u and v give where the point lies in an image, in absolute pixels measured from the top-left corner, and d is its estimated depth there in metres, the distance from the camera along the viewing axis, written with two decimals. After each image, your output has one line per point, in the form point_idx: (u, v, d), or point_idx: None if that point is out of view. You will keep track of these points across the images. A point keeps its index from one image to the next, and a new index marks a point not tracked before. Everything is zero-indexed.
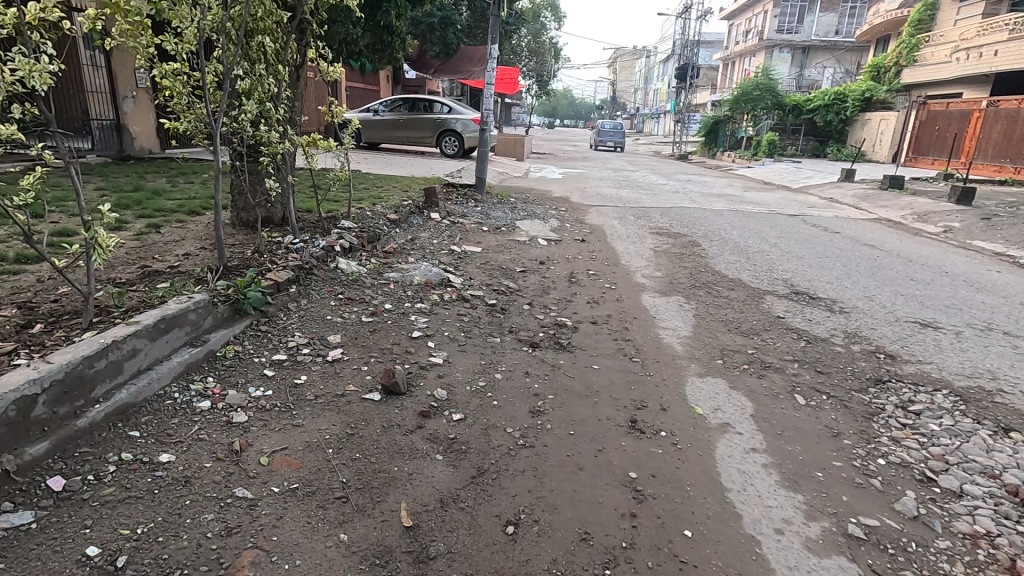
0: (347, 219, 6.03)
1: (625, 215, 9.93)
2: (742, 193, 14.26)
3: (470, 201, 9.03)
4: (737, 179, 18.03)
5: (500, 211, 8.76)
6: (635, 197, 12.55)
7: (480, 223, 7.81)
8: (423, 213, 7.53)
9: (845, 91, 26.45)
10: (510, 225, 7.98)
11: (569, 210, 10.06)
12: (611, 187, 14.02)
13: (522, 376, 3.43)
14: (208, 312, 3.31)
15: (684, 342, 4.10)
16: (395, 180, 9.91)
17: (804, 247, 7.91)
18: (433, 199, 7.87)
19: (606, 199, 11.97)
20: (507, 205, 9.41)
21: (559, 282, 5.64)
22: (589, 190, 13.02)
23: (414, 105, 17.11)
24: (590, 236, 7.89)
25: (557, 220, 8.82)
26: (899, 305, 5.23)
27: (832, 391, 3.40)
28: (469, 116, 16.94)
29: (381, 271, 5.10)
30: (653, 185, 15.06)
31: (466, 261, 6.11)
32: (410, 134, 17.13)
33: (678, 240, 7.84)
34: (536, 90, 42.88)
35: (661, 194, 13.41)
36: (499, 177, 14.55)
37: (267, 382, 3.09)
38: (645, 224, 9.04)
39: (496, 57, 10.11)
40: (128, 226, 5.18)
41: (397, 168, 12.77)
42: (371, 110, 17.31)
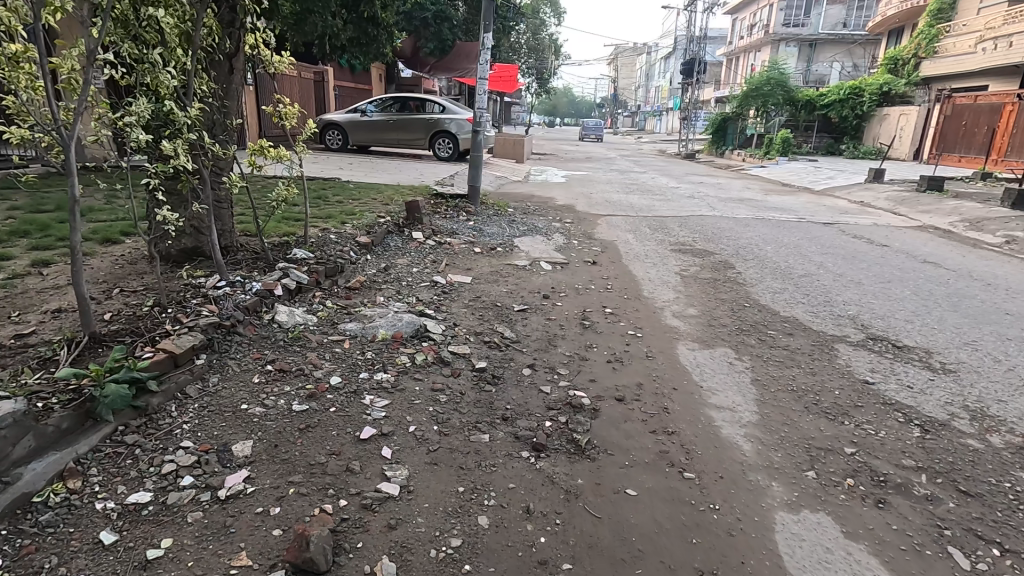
0: (300, 248, 4.84)
1: (639, 226, 8.74)
2: (763, 197, 13.03)
3: (461, 215, 7.84)
4: (753, 181, 16.81)
5: (497, 226, 7.57)
6: (647, 203, 11.35)
7: (472, 243, 6.62)
8: (404, 232, 6.34)
9: (861, 85, 25.14)
10: (507, 244, 6.79)
11: (576, 222, 8.85)
12: (621, 192, 12.82)
13: (521, 521, 2.22)
14: (22, 432, 2.11)
15: (750, 436, 2.88)
16: (377, 189, 8.73)
17: (855, 265, 6.71)
18: (416, 214, 6.69)
19: (615, 206, 10.78)
20: (505, 218, 8.22)
21: (568, 325, 4.43)
22: (596, 196, 11.83)
23: (405, 105, 15.91)
24: (602, 255, 6.70)
25: (563, 235, 7.63)
26: (1011, 356, 4.01)
27: (1002, 540, 2.19)
28: (464, 116, 15.75)
29: (336, 322, 3.91)
30: (665, 189, 13.85)
31: (451, 297, 4.92)
32: (401, 136, 15.93)
33: (706, 259, 6.64)
34: (536, 89, 41.75)
35: (675, 199, 12.21)
36: (497, 183, 13.36)
37: (97, 566, 1.86)
38: (664, 239, 7.84)
39: (490, 49, 8.89)
40: (8, 264, 4.00)
41: (384, 174, 11.60)
42: (359, 111, 16.08)
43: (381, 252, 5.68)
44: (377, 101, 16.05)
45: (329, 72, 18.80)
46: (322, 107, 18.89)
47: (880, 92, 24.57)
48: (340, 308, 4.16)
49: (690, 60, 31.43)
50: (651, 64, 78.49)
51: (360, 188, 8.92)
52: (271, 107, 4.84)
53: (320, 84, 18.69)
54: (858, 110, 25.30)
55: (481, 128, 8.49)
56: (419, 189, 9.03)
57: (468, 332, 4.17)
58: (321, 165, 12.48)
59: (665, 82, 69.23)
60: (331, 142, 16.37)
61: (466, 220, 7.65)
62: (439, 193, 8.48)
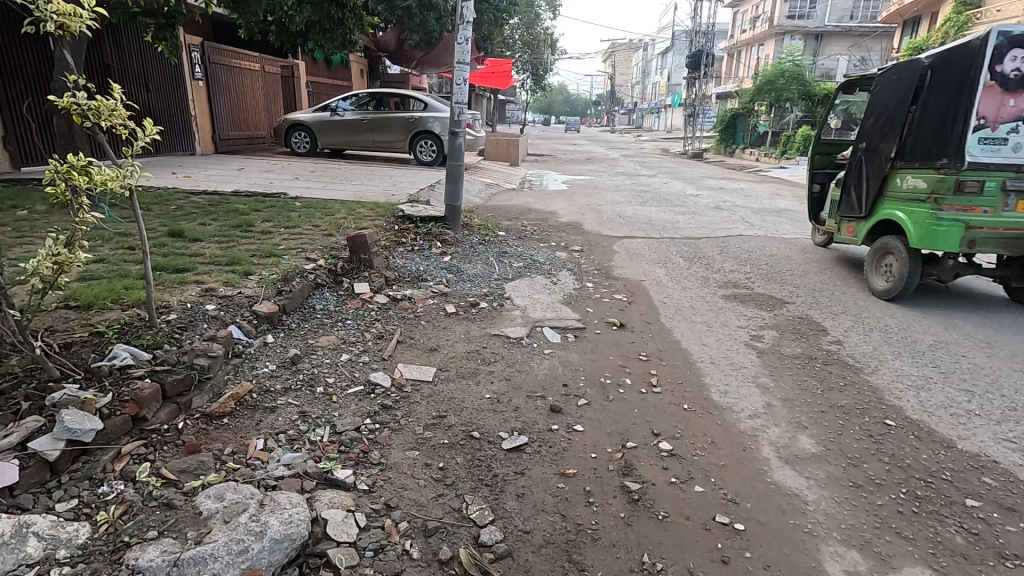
0: (132, 342, 2.80)
1: (668, 254, 6.76)
2: (801, 207, 11.05)
3: (433, 249, 5.81)
4: (778, 185, 14.83)
5: (481, 264, 5.57)
6: (670, 218, 9.36)
7: (443, 299, 4.59)
8: (341, 285, 4.33)
9: None
10: (496, 296, 4.78)
11: (588, 250, 6.86)
12: (635, 203, 10.79)
13: None
14: None
15: None
16: (327, 211, 6.70)
17: (989, 317, 4.73)
18: (363, 254, 4.65)
19: (632, 222, 8.78)
20: (495, 249, 6.19)
21: (601, 495, 2.42)
22: (607, 210, 9.82)
23: (382, 101, 13.85)
24: (630, 311, 4.71)
25: (573, 276, 5.62)
26: None
27: None
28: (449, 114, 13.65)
29: (124, 544, 1.88)
30: (684, 199, 11.84)
31: (397, 421, 2.91)
32: (378, 138, 13.89)
33: (778, 317, 4.67)
34: (531, 85, 39.79)
35: (700, 212, 10.22)
36: (487, 193, 11.37)
37: None
38: (706, 276, 5.85)
39: (472, 23, 6.78)
40: None
41: (352, 183, 9.60)
42: (329, 108, 13.98)
43: (293, 328, 3.63)
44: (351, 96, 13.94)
45: (298, 65, 16.66)
46: (292, 105, 16.79)
47: None
48: (155, 492, 2.12)
49: (696, 52, 29.35)
50: (648, 60, 76.38)
51: (307, 209, 6.86)
52: (66, 96, 2.62)
53: (289, 79, 16.58)
54: None
55: (461, 127, 6.41)
56: (384, 208, 7.00)
57: (408, 536, 2.14)
58: (278, 174, 10.44)
59: (663, 78, 67.22)
60: (297, 145, 14.26)
61: (440, 257, 5.63)
62: (407, 214, 6.44)
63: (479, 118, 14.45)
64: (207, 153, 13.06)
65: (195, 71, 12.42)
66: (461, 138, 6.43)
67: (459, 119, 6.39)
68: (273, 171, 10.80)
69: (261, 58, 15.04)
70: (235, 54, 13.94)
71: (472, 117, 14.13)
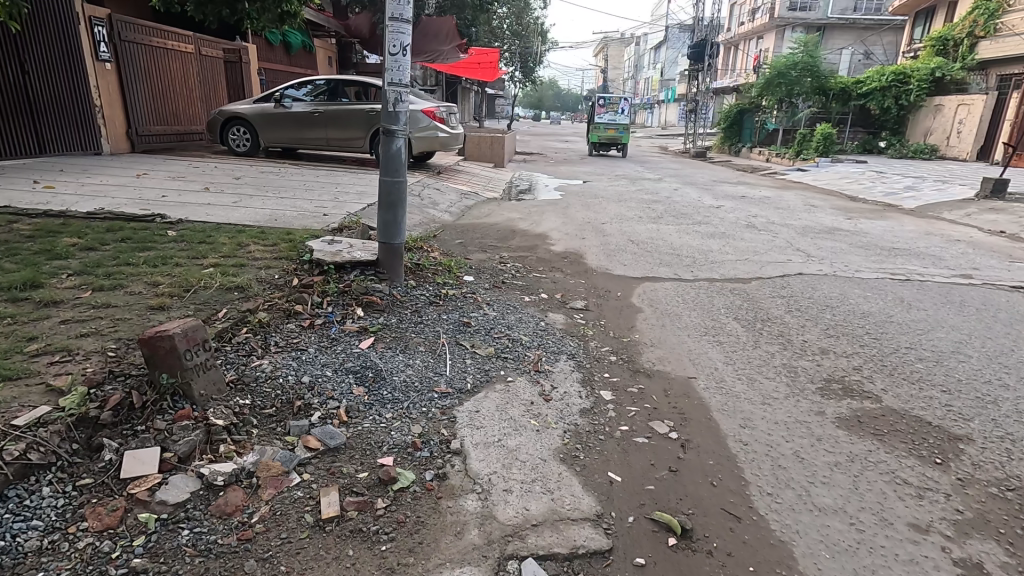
0: None
1: (714, 314, 4.55)
2: (854, 225, 8.84)
3: (345, 328, 3.53)
4: (807, 193, 12.64)
5: (423, 356, 3.30)
6: (697, 242, 7.14)
7: (328, 468, 2.30)
8: (99, 461, 2.06)
9: (906, 70, 21.05)
10: (435, 447, 2.51)
11: (595, 307, 4.61)
12: (647, 219, 8.56)
13: None
14: None
15: None
16: (199, 251, 4.39)
17: None
18: (171, 375, 2.36)
19: (649, 250, 6.57)
20: (453, 318, 3.92)
21: None
22: (612, 231, 7.60)
23: (338, 90, 11.45)
24: (693, 482, 2.46)
25: (579, 374, 3.36)
26: None
27: None
28: (419, 107, 11.26)
29: None
30: (704, 212, 9.62)
31: None
32: (334, 136, 11.53)
33: (972, 489, 2.47)
34: (521, 77, 37.33)
35: (732, 232, 7.99)
36: (461, 206, 9.07)
37: None
38: (789, 368, 3.64)
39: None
40: None
41: (281, 197, 7.30)
42: (273, 98, 11.50)
43: None
44: (301, 83, 11.49)
45: (247, 48, 14.23)
46: (238, 94, 14.34)
47: (931, 78, 20.48)
48: None
49: (700, 42, 27.01)
50: (641, 55, 74.12)
51: (174, 246, 4.58)
52: None
53: (235, 65, 14.15)
54: (903, 100, 21.13)
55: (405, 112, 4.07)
56: (293, 244, 4.72)
57: None
58: (190, 180, 8.11)
59: (657, 73, 65.07)
60: (236, 143, 11.85)
61: (354, 343, 3.37)
62: (317, 257, 4.15)
63: (456, 112, 12.11)
64: (119, 153, 10.70)
65: (100, 52, 10.07)
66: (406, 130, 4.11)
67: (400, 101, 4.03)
68: (189, 175, 8.50)
69: (195, 39, 12.60)
70: (159, 32, 11.53)
71: (446, 111, 11.78)
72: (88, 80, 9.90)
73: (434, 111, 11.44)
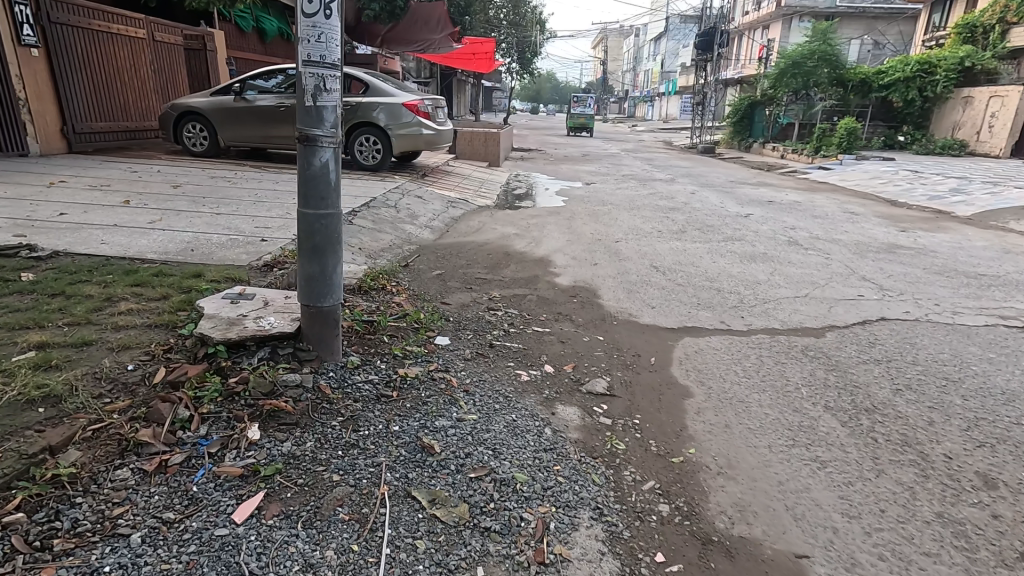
0: None
1: (795, 402, 3.14)
2: (913, 240, 7.43)
3: (219, 473, 2.10)
4: (841, 197, 11.22)
5: (340, 542, 1.88)
6: (736, 268, 5.72)
7: None
8: None
9: (932, 59, 19.63)
10: None
11: (622, 389, 3.20)
12: (668, 234, 7.16)
13: None
14: None
15: None
16: (34, 316, 2.95)
17: None
18: None
19: (679, 282, 5.16)
20: (408, 434, 2.50)
21: None
22: (628, 253, 6.18)
23: None
24: None
25: (613, 564, 1.95)
26: None
27: None
28: (400, 100, 9.76)
29: None
30: (732, 223, 8.20)
31: None
32: None
33: None
34: (517, 70, 35.74)
35: (774, 250, 6.58)
36: (446, 218, 7.63)
37: None
38: (952, 527, 2.23)
39: None
40: None
41: (218, 212, 5.86)
42: (233, 90, 10.03)
43: None
44: (267, 73, 9.94)
45: (213, 34, 12.74)
46: (202, 86, 12.86)
47: (959, 67, 19.10)
48: None
49: (709, 29, 25.33)
50: (641, 47, 72.39)
51: (9, 303, 3.15)
52: None
53: (199, 53, 12.67)
54: (929, 92, 19.63)
55: (338, 101, 2.61)
56: (187, 297, 3.28)
57: None
58: (116, 189, 6.67)
59: (657, 65, 63.29)
60: (191, 141, 10.33)
61: (222, 512, 1.94)
62: (201, 331, 2.70)
63: (442, 105, 10.64)
64: (51, 154, 9.24)
65: (23, 35, 8.60)
66: (339, 130, 2.64)
67: (331, 83, 2.54)
68: (120, 183, 7.07)
69: (147, 22, 11.08)
70: (102, 14, 10.03)
71: (431, 104, 10.29)
72: (8, 68, 8.45)
73: (417, 104, 9.86)
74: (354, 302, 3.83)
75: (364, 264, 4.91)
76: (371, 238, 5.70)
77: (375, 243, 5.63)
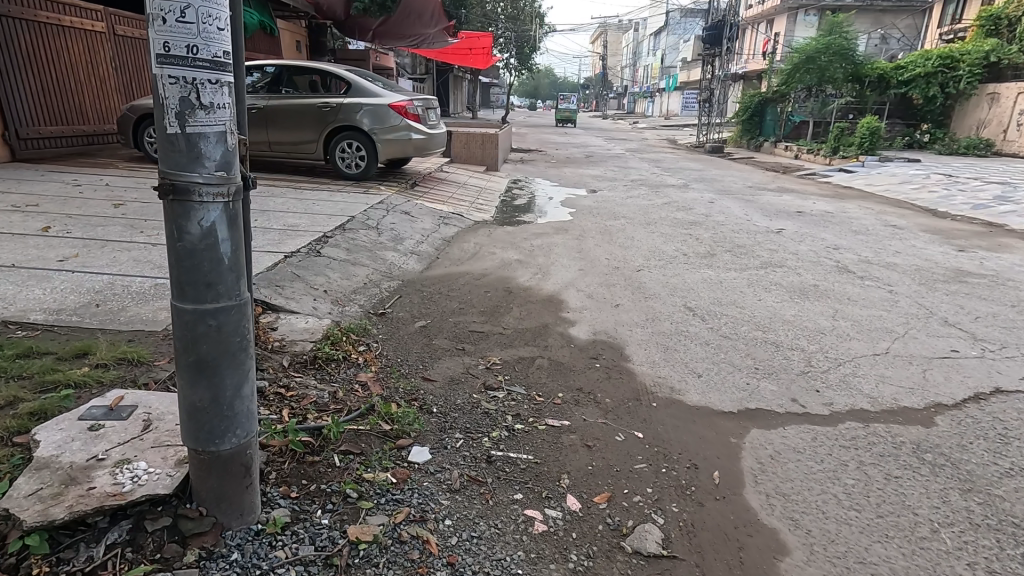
0: None
1: (946, 569, 2.10)
2: (980, 263, 6.41)
3: None
4: (875, 206, 10.21)
5: None
6: (787, 309, 4.69)
7: None
8: None
9: (954, 53, 18.66)
10: None
11: (683, 546, 2.15)
12: (696, 259, 6.14)
13: None
14: None
15: None
16: None
17: None
18: None
19: (725, 334, 4.12)
20: None
21: None
22: (654, 287, 5.14)
23: (281, 80, 9.01)
24: None
25: None
26: None
27: None
28: (386, 101, 8.70)
29: None
30: (764, 242, 7.15)
31: None
32: (275, 137, 8.95)
33: None
34: (516, 66, 34.68)
35: (825, 281, 5.54)
36: (437, 238, 6.60)
37: None
38: None
39: None
40: None
41: (155, 242, 4.80)
42: None
43: None
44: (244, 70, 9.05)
45: None
46: None
47: (984, 62, 18.16)
48: None
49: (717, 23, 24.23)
50: (640, 42, 71.32)
51: None
52: None
53: None
54: (950, 88, 18.72)
55: (229, 118, 1.56)
56: (38, 404, 2.22)
57: None
58: (42, 210, 5.62)
59: (657, 60, 61.98)
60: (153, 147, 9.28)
61: None
62: (10, 501, 1.64)
63: (434, 106, 9.57)
64: None
65: None
66: (233, 169, 1.60)
67: (212, 91, 1.50)
68: (51, 201, 6.01)
69: (107, 14, 9.96)
70: (54, 5, 8.93)
71: (422, 104, 9.22)
72: None
73: (404, 105, 8.80)
74: (300, 393, 2.77)
75: (328, 317, 3.86)
76: (342, 274, 4.67)
77: (346, 281, 4.58)
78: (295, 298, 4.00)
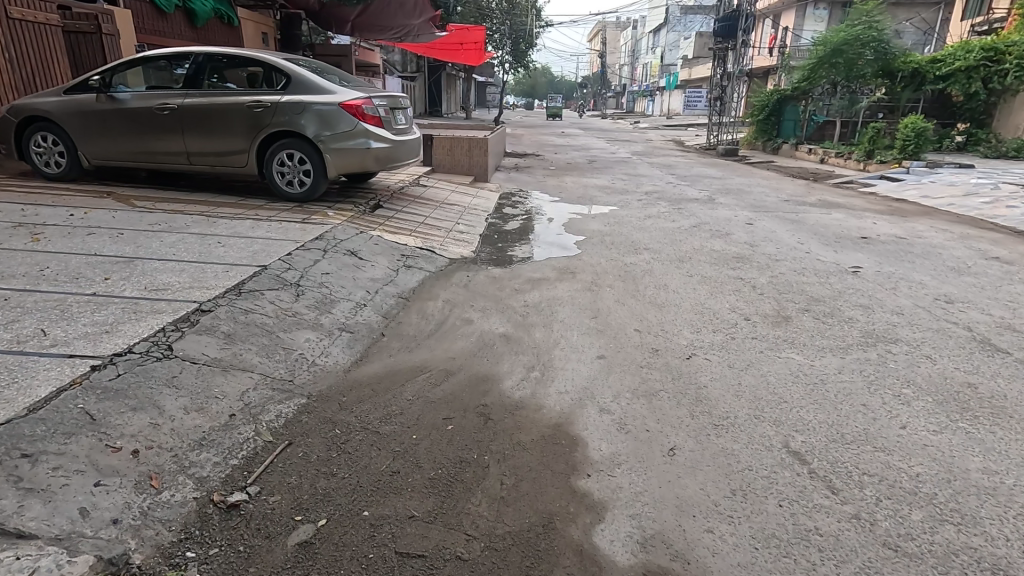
0: None
1: None
2: None
3: None
4: (953, 228, 8.21)
5: None
6: (965, 456, 2.70)
7: None
8: None
9: (999, 44, 16.71)
10: None
11: None
12: (767, 332, 4.15)
13: None
14: None
15: None
16: None
17: None
18: None
19: (893, 548, 2.14)
20: None
21: None
22: (724, 401, 3.14)
23: (201, 73, 6.95)
24: None
25: None
26: None
27: None
28: (335, 100, 6.72)
29: None
30: (847, 292, 5.17)
31: None
32: (194, 146, 6.93)
33: None
34: (510, 63, 32.70)
35: (983, 377, 3.54)
36: (390, 293, 4.62)
37: None
38: None
39: None
40: None
41: None
42: (91, 85, 6.97)
43: None
44: (162, 59, 6.98)
45: (111, 13, 9.60)
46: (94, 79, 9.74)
47: None
48: None
49: (730, 13, 22.17)
50: (639, 39, 69.25)
51: None
52: None
53: (91, 36, 9.52)
54: (994, 83, 16.72)
55: None
56: None
57: None
58: None
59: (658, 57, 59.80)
60: (43, 159, 7.29)
61: None
62: None
63: (402, 106, 7.59)
64: None
65: None
66: None
67: None
68: None
69: None
70: None
71: (385, 105, 7.23)
72: None
73: (359, 104, 6.81)
74: None
75: (96, 546, 1.86)
76: (191, 399, 2.68)
77: (191, 417, 2.58)
78: (51, 487, 2.00)
